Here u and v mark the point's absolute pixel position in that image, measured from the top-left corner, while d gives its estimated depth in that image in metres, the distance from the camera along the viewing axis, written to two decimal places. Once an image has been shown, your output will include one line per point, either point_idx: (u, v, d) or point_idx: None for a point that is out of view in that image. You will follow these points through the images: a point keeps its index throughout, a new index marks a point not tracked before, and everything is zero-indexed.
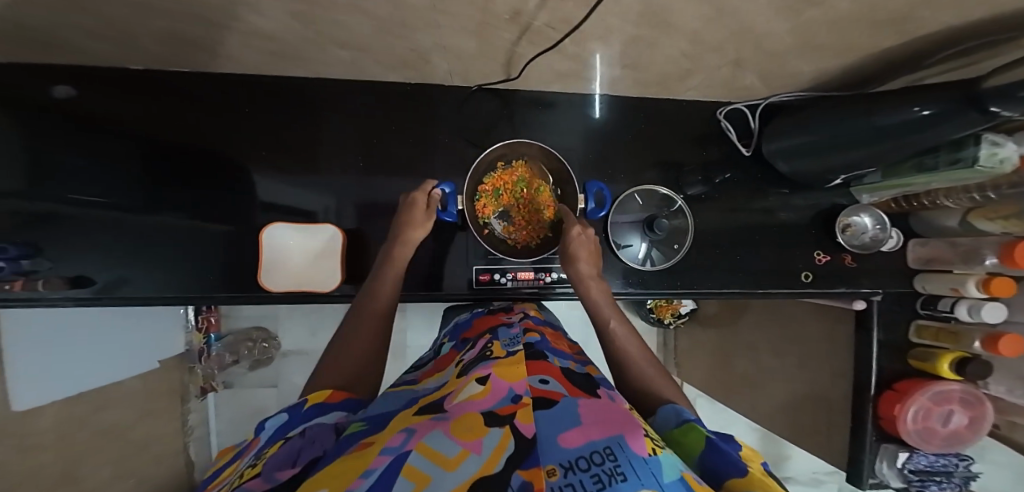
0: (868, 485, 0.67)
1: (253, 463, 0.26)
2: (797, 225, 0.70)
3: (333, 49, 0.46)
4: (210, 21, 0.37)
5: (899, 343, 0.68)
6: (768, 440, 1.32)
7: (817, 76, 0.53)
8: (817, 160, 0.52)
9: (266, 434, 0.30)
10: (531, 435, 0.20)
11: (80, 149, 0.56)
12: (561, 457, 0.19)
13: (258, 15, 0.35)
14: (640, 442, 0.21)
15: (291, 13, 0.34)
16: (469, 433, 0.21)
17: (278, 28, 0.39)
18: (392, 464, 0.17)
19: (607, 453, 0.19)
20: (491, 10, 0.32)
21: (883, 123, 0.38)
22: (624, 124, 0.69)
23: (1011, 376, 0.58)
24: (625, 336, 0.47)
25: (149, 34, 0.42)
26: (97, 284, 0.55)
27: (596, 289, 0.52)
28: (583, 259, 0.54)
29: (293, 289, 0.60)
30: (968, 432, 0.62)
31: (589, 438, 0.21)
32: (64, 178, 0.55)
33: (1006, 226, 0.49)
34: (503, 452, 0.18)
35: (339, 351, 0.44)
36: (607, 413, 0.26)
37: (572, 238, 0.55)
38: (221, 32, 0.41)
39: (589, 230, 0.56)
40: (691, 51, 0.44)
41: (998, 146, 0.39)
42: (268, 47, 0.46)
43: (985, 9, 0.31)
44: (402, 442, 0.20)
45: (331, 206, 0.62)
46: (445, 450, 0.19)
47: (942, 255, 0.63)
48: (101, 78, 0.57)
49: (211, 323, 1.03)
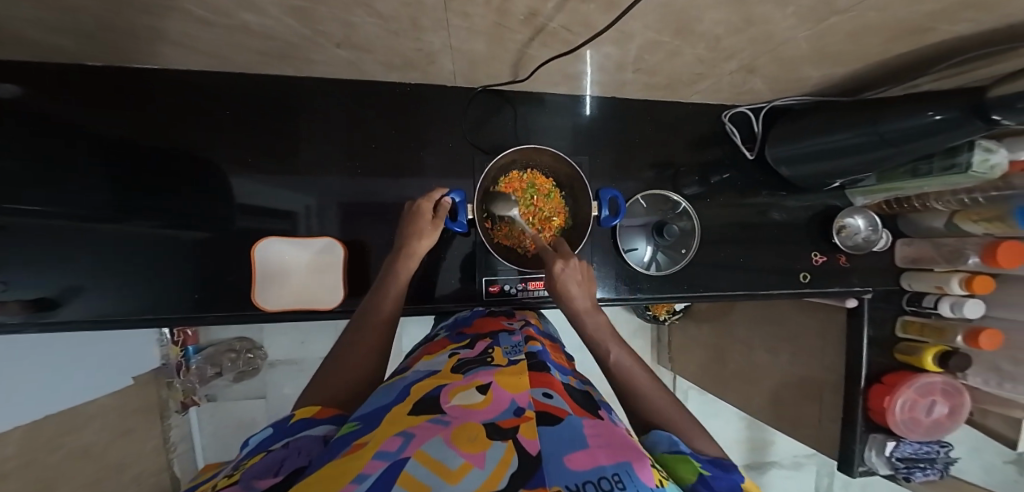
0: (858, 473, 0.69)
1: (229, 473, 0.24)
2: (793, 223, 0.72)
3: (331, 47, 0.45)
4: (206, 20, 0.36)
5: (887, 336, 0.70)
6: (753, 427, 1.35)
7: (821, 82, 0.54)
8: (819, 164, 0.54)
9: (248, 450, 0.29)
10: (536, 452, 0.19)
11: (50, 153, 0.52)
12: (566, 477, 0.18)
13: (256, 14, 0.34)
14: (648, 472, 0.20)
15: (305, 15, 0.34)
16: (471, 445, 0.20)
17: (277, 27, 0.38)
18: (389, 472, 0.16)
19: (616, 480, 0.18)
20: (508, 11, 0.32)
21: (887, 129, 0.40)
22: (626, 126, 0.70)
23: (990, 365, 0.61)
24: (631, 366, 0.42)
25: (147, 32, 0.40)
26: (67, 304, 0.52)
27: (591, 324, 0.46)
28: (576, 293, 0.47)
29: (292, 308, 0.58)
30: (949, 422, 0.65)
31: (596, 462, 0.20)
32: (36, 185, 0.51)
33: (988, 227, 0.54)
34: (506, 469, 0.17)
35: (336, 361, 0.41)
36: (611, 437, 0.24)
37: (557, 275, 0.48)
38: (220, 31, 0.39)
39: (571, 261, 0.49)
40: (705, 57, 0.45)
41: (991, 152, 0.43)
42: (266, 46, 0.45)
43: (995, 19, 0.32)
44: (399, 447, 0.19)
45: (312, 206, 0.60)
46: (446, 461, 0.18)
47: (926, 254, 0.66)
48: (74, 76, 0.52)
49: (188, 336, 0.98)
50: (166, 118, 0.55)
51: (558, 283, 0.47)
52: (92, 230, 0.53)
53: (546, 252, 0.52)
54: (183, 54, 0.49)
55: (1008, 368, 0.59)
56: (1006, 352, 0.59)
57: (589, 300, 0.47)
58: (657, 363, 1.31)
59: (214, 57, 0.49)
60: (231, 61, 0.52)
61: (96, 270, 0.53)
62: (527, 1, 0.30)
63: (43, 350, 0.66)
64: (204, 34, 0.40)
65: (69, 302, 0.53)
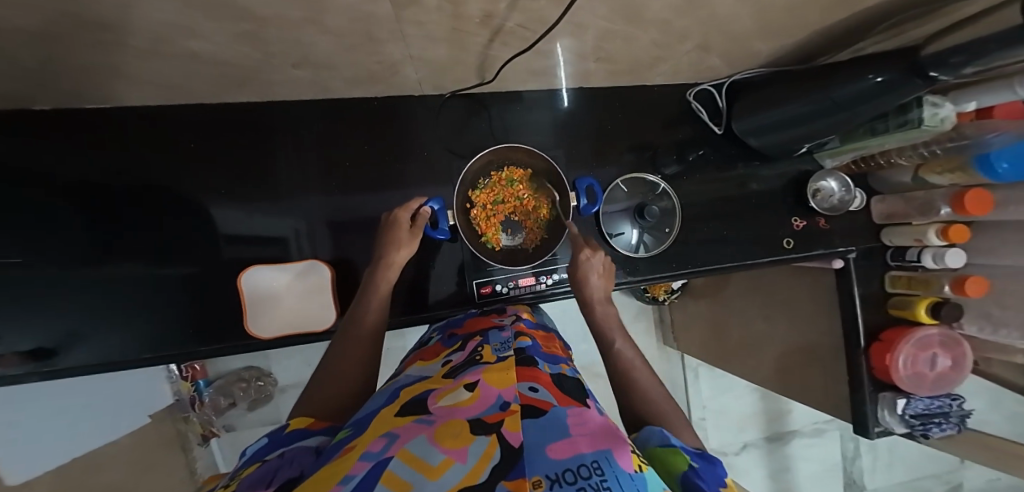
0: (875, 435, 0.69)
1: (229, 483, 0.26)
2: (772, 191, 0.72)
3: (287, 68, 0.45)
4: (163, 58, 0.36)
5: (876, 293, 0.71)
6: (767, 398, 1.36)
7: (775, 53, 0.55)
8: (782, 133, 0.54)
9: (244, 460, 0.30)
10: (518, 444, 0.20)
11: (23, 205, 0.52)
12: (547, 468, 0.18)
13: (205, 45, 0.33)
14: (627, 459, 0.21)
15: (258, 42, 0.34)
16: (453, 441, 0.21)
17: (227, 54, 0.37)
18: (373, 471, 0.18)
19: (596, 467, 0.19)
20: (463, 15, 0.33)
21: (839, 95, 0.41)
22: (594, 115, 0.71)
23: (982, 311, 0.62)
24: (631, 358, 0.44)
25: (110, 74, 0.41)
26: (60, 353, 0.53)
27: (605, 313, 0.49)
28: (595, 282, 0.52)
29: (289, 333, 0.59)
30: (954, 373, 0.66)
31: (577, 451, 0.21)
32: (14, 238, 0.52)
33: (953, 178, 0.55)
34: (488, 462, 0.18)
35: (323, 377, 0.42)
36: (594, 425, 0.25)
37: (580, 261, 0.52)
38: (175, 65, 0.39)
39: (599, 252, 0.54)
40: (661, 40, 0.46)
41: (937, 108, 0.44)
42: (217, 74, 0.45)
43: None
44: (383, 447, 0.21)
45: (301, 229, 0.61)
46: (428, 458, 0.19)
47: (898, 210, 0.67)
48: (36, 128, 0.53)
49: (196, 370, 1.01)
50: (141, 162, 0.57)
51: (578, 268, 0.52)
52: (85, 275, 0.54)
53: (577, 237, 0.57)
54: (151, 93, 0.50)
55: (998, 314, 0.60)
56: (993, 297, 0.60)
57: (605, 292, 0.52)
58: (662, 343, 1.32)
59: (181, 91, 0.50)
60: (199, 93, 0.53)
61: (90, 315, 0.55)
62: (479, 4, 0.30)
63: (12, 404, 0.62)
64: (165, 69, 0.41)
65: (66, 351, 0.54)
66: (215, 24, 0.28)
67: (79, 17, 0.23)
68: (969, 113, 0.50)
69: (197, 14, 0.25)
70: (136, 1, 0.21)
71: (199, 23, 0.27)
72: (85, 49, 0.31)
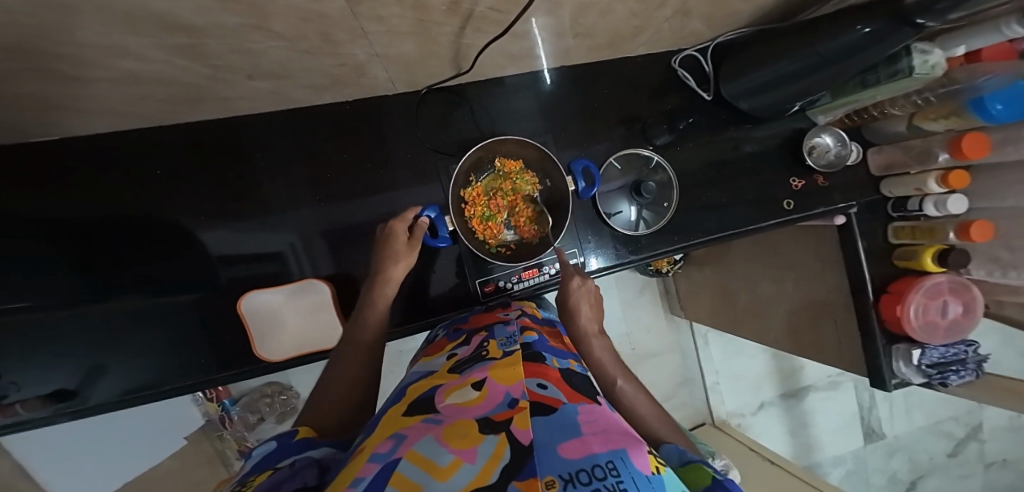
0: (892, 386, 0.69)
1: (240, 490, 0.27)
2: (765, 153, 0.71)
3: (245, 80, 0.45)
4: (120, 80, 0.35)
5: (881, 246, 0.70)
6: (779, 357, 1.37)
7: (757, 9, 0.53)
8: (773, 93, 0.53)
9: (252, 463, 0.30)
10: (528, 442, 0.20)
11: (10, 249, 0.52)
12: (559, 467, 0.18)
13: (146, 62, 0.32)
14: (643, 459, 0.21)
15: (204, 54, 0.33)
16: (462, 441, 0.21)
17: (176, 71, 0.36)
18: (382, 473, 0.18)
19: (610, 468, 0.19)
20: (427, 5, 0.32)
21: (826, 48, 0.39)
22: (578, 93, 0.69)
23: (989, 255, 0.61)
24: (634, 394, 0.44)
25: (69, 102, 0.40)
26: (75, 391, 0.55)
27: (596, 346, 0.50)
28: (585, 313, 0.51)
29: (295, 354, 0.61)
30: (966, 320, 0.65)
31: (590, 449, 0.20)
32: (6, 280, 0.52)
33: (949, 124, 0.53)
34: (497, 462, 0.18)
35: (321, 388, 0.44)
36: (606, 423, 0.25)
37: (571, 290, 0.52)
38: (137, 87, 0.39)
39: (589, 281, 0.54)
40: (637, 9, 0.44)
41: (927, 54, 0.42)
42: (181, 93, 0.44)
43: None
44: (391, 449, 0.21)
45: (297, 242, 0.62)
46: (436, 458, 0.19)
47: (896, 159, 0.65)
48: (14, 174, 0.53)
49: (219, 390, 0.94)
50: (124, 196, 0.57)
51: (571, 298, 0.52)
52: (98, 310, 0.56)
53: (564, 265, 0.56)
54: (124, 120, 0.50)
55: (1007, 256, 0.59)
56: (1000, 240, 0.59)
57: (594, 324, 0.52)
58: (671, 314, 1.33)
59: (156, 115, 0.50)
60: (175, 114, 0.52)
61: (98, 352, 0.56)
62: None
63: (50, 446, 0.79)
64: (126, 93, 0.40)
65: (91, 387, 0.56)
66: (162, 41, 0.27)
67: (10, 45, 0.22)
68: (959, 58, 0.48)
69: (137, 32, 0.24)
70: (71, 22, 0.20)
71: (135, 40, 0.26)
72: (38, 78, 0.30)
